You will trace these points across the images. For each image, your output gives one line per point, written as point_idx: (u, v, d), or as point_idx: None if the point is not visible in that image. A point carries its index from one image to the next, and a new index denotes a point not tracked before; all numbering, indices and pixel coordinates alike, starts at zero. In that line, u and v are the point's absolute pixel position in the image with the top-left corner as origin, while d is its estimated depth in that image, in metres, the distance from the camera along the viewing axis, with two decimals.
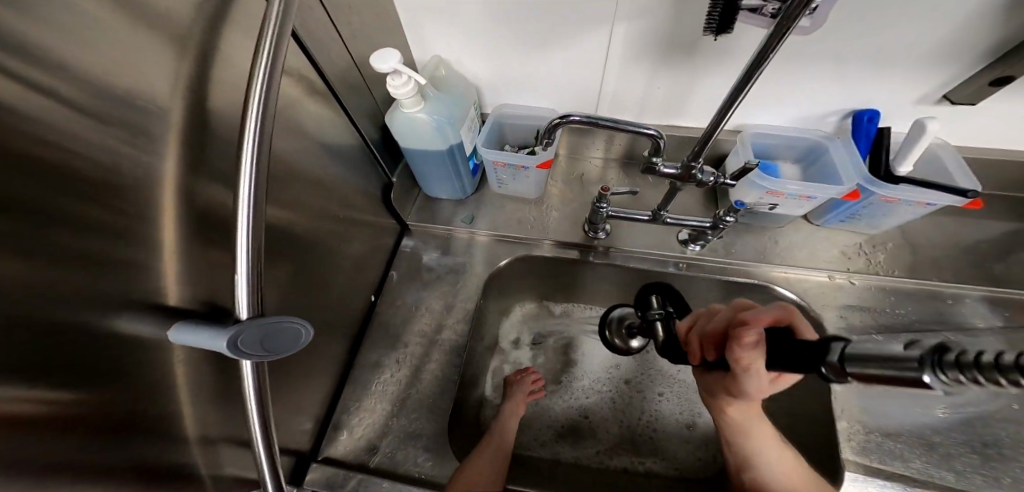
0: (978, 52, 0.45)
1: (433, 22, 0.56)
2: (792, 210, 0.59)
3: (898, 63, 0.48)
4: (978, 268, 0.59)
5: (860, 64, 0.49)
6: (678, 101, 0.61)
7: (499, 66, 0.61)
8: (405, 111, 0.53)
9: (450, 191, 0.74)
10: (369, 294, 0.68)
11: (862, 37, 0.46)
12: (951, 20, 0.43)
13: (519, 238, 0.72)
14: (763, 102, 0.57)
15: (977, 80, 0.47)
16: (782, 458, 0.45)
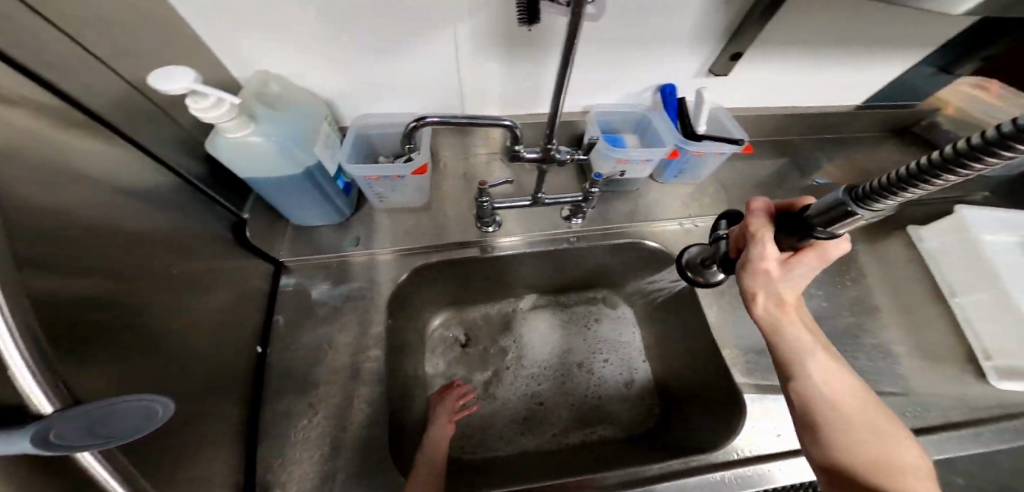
0: (726, 32, 0.59)
1: (249, 36, 0.50)
2: (636, 174, 0.70)
3: (676, 40, 0.59)
4: (772, 197, 0.77)
5: (652, 45, 0.59)
6: (528, 92, 0.66)
7: (344, 77, 0.58)
8: (229, 137, 0.46)
9: (324, 216, 0.67)
10: (254, 347, 0.58)
11: (645, 22, 0.55)
12: (695, 13, 0.55)
13: (412, 248, 0.70)
14: (594, 85, 0.66)
15: (721, 57, 0.62)
16: (827, 370, 0.39)
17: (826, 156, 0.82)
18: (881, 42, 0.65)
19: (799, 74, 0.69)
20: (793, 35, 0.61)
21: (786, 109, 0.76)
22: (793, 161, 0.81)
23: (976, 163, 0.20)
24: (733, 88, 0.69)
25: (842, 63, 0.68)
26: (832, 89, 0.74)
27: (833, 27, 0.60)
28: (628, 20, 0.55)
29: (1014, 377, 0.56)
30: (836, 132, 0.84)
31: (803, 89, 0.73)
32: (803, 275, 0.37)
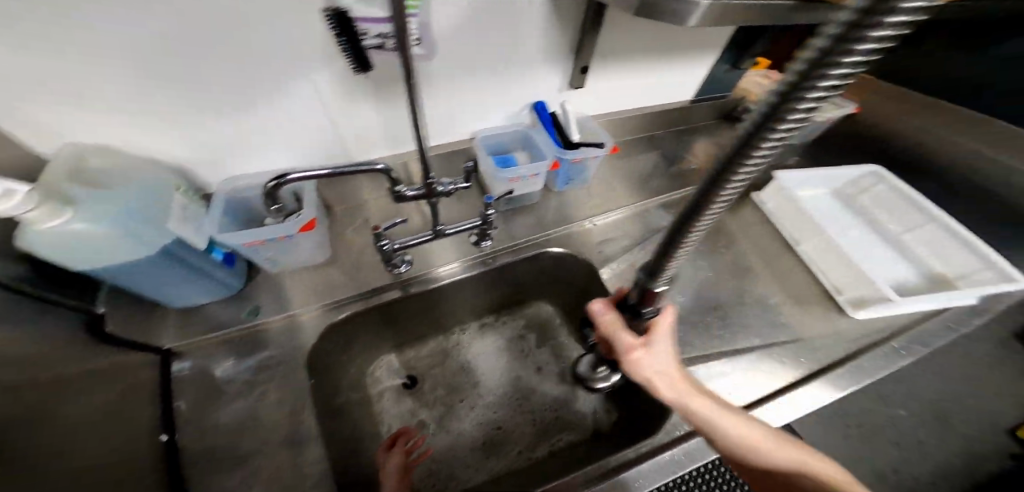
0: (567, 53, 0.66)
1: (56, 103, 0.44)
2: (530, 188, 0.74)
3: (528, 63, 0.65)
4: (651, 186, 0.87)
5: (507, 70, 0.64)
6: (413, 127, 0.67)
7: (200, 137, 0.54)
8: (31, 233, 0.39)
9: (207, 294, 0.60)
10: (158, 431, 0.49)
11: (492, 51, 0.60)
12: (539, 36, 0.62)
13: (331, 303, 0.66)
14: (475, 111, 0.69)
15: (574, 70, 0.69)
16: (737, 423, 0.41)
17: (683, 144, 0.96)
18: (690, 46, 0.78)
19: (641, 78, 0.79)
20: (623, 45, 0.70)
21: (641, 109, 0.87)
22: (661, 153, 0.93)
23: (811, 99, 0.20)
24: (592, 98, 0.77)
25: (670, 65, 0.80)
26: (672, 87, 0.87)
27: (651, 36, 0.71)
28: (484, 47, 0.59)
29: (862, 306, 0.65)
30: (687, 122, 0.98)
31: (649, 91, 0.84)
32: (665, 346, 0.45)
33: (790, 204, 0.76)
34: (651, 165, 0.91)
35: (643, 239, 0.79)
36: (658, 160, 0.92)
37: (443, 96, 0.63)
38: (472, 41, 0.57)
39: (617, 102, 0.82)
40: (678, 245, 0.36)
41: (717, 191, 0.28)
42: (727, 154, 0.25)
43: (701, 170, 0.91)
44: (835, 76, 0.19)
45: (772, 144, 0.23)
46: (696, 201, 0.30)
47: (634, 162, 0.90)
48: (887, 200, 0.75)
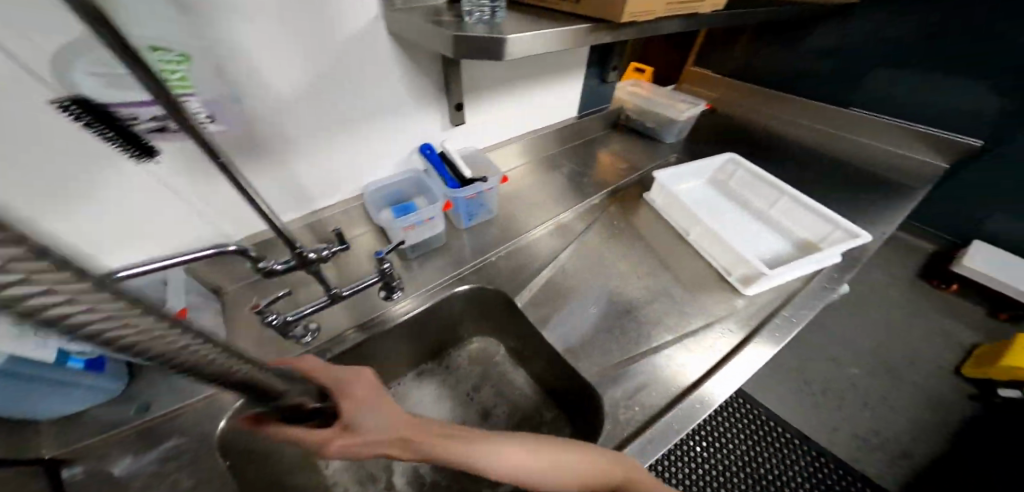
0: (435, 99, 0.69)
1: None
2: (433, 231, 0.75)
3: (396, 114, 0.66)
4: (555, 206, 0.90)
5: (377, 121, 0.65)
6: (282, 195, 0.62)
7: None
8: None
9: (84, 399, 0.50)
10: None
11: (355, 111, 0.60)
12: (398, 83, 0.62)
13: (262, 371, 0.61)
14: (348, 163, 0.67)
15: (449, 109, 0.71)
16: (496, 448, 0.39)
17: (579, 162, 1.02)
18: (551, 73, 0.86)
19: (517, 107, 0.85)
20: (487, 80, 0.74)
21: (527, 135, 0.92)
22: (560, 171, 0.99)
23: (92, 319, 0.16)
24: (474, 133, 0.80)
25: (540, 92, 0.87)
26: (550, 111, 0.94)
27: (512, 69, 0.77)
28: (338, 99, 0.57)
29: (751, 284, 0.70)
30: (575, 139, 1.05)
31: (528, 118, 0.90)
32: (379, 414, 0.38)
33: (672, 201, 0.84)
34: (552, 185, 0.95)
35: (554, 260, 0.81)
36: (558, 179, 0.97)
37: (307, 154, 0.60)
38: (326, 95, 0.55)
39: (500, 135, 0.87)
40: (263, 393, 0.29)
41: (203, 373, 0.23)
42: (144, 359, 0.20)
43: (595, 182, 0.96)
44: (66, 309, 0.14)
45: (154, 343, 0.19)
46: (217, 382, 0.24)
47: (535, 186, 0.94)
48: (745, 191, 0.89)
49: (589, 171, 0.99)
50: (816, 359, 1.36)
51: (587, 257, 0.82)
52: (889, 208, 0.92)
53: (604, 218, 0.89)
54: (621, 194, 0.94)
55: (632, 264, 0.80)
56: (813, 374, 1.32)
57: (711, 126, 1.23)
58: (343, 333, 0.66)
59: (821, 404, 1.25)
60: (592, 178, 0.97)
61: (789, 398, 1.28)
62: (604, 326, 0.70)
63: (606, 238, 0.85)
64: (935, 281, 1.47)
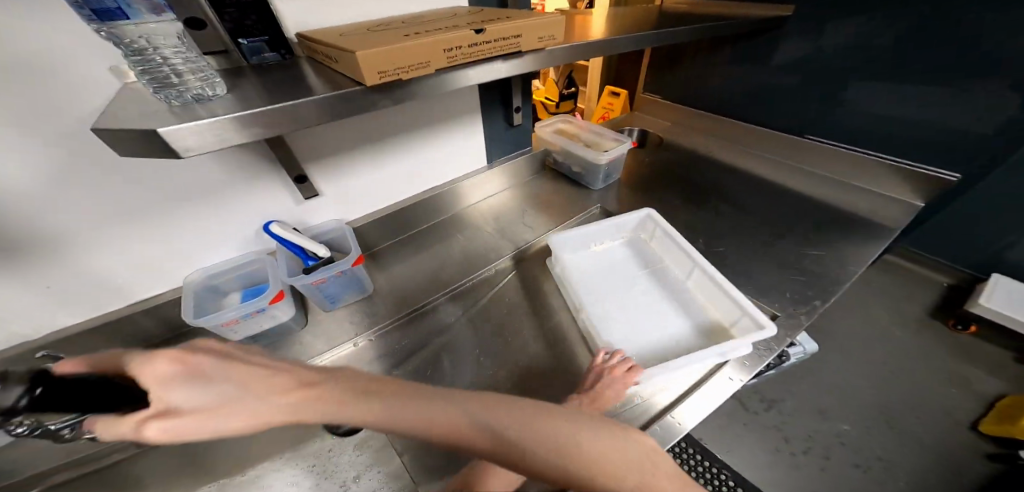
0: (252, 182, 0.60)
1: None
2: (274, 320, 0.63)
3: (191, 206, 0.57)
4: (451, 270, 0.78)
5: (162, 217, 0.55)
6: (72, 297, 0.54)
7: None
8: None
9: None
10: None
11: (115, 209, 0.51)
12: (208, 165, 0.55)
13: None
14: (162, 253, 0.58)
15: (294, 183, 0.64)
16: (443, 420, 0.35)
17: (494, 214, 0.90)
18: (440, 128, 0.77)
19: (399, 166, 0.76)
20: (342, 140, 0.65)
21: (424, 194, 0.83)
22: (465, 228, 0.87)
23: None
24: (343, 196, 0.71)
25: (428, 149, 0.78)
26: (449, 167, 0.84)
27: (377, 127, 0.68)
28: (115, 188, 0.50)
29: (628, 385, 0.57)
30: (493, 189, 0.94)
31: (419, 174, 0.80)
32: (218, 393, 0.34)
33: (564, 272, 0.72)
34: (454, 243, 0.83)
35: (434, 344, 0.66)
36: (464, 236, 0.85)
37: (93, 250, 0.52)
38: (86, 185, 0.48)
39: (376, 198, 0.77)
40: None
41: None
42: None
43: (507, 240, 0.84)
44: None
45: None
46: None
47: (434, 245, 0.83)
48: (658, 255, 0.77)
49: (505, 227, 0.87)
50: (800, 410, 1.10)
51: (467, 338, 0.67)
52: (844, 268, 0.75)
53: (507, 285, 0.77)
54: (527, 258, 0.81)
55: (515, 347, 0.66)
56: (791, 429, 1.07)
57: (656, 165, 1.09)
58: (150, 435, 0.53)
59: (800, 469, 1.00)
60: (505, 236, 0.85)
61: (764, 459, 1.03)
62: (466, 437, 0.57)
63: (503, 312, 0.72)
64: (950, 320, 1.17)
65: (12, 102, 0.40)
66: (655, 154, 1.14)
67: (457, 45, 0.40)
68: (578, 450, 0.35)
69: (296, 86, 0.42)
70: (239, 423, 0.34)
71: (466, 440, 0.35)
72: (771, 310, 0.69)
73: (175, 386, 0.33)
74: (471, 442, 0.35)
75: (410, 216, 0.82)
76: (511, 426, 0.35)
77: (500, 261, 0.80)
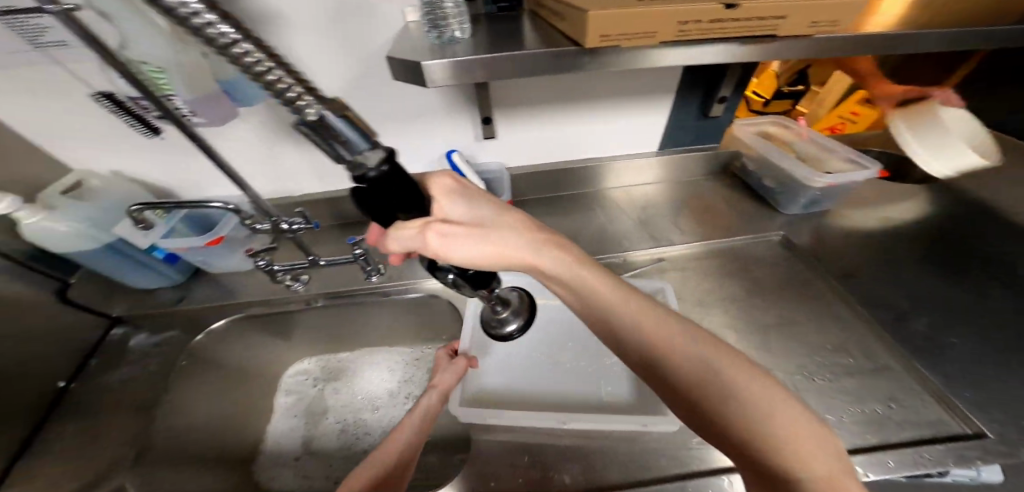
0: (458, 111, 0.67)
1: (79, 145, 0.64)
2: None
3: (411, 128, 0.69)
4: (583, 245, 0.77)
5: (392, 128, 0.68)
6: (332, 169, 0.76)
7: (160, 170, 0.70)
8: (27, 225, 0.55)
9: (151, 280, 0.73)
10: (57, 382, 0.65)
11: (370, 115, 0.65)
12: (431, 97, 0.64)
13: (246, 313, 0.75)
14: None
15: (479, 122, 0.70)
16: (643, 316, 0.34)
17: (644, 202, 0.84)
18: (631, 101, 0.72)
19: (574, 130, 0.75)
20: (531, 94, 0.67)
21: (585, 162, 0.82)
22: (608, 208, 0.83)
23: None
24: (515, 144, 0.76)
25: (608, 120, 0.75)
26: (622, 142, 0.81)
27: (569, 88, 0.68)
28: (372, 103, 0.63)
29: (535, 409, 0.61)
30: (657, 173, 0.86)
31: (591, 142, 0.79)
32: (481, 215, 0.37)
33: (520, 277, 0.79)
34: (592, 219, 0.81)
35: None
36: (604, 215, 0.82)
37: None
38: (358, 100, 0.62)
39: (543, 153, 0.79)
40: None
41: None
42: None
43: (647, 235, 0.78)
44: None
45: None
46: None
47: (572, 215, 0.82)
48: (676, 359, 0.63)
49: (649, 220, 0.80)
50: None
51: None
52: None
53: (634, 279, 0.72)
54: (662, 259, 0.74)
55: None
56: None
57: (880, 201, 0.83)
58: (317, 298, 0.76)
59: None
60: (646, 231, 0.79)
61: None
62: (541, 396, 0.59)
63: None
64: None
65: (338, 17, 0.52)
66: (884, 187, 0.86)
67: (697, 20, 0.35)
68: (773, 426, 0.28)
69: (517, 38, 0.45)
70: (492, 246, 0.35)
71: (660, 346, 0.33)
72: (981, 429, 0.50)
73: (454, 197, 0.37)
74: (664, 351, 0.33)
75: (565, 179, 0.83)
76: (708, 356, 0.32)
77: (633, 252, 0.75)
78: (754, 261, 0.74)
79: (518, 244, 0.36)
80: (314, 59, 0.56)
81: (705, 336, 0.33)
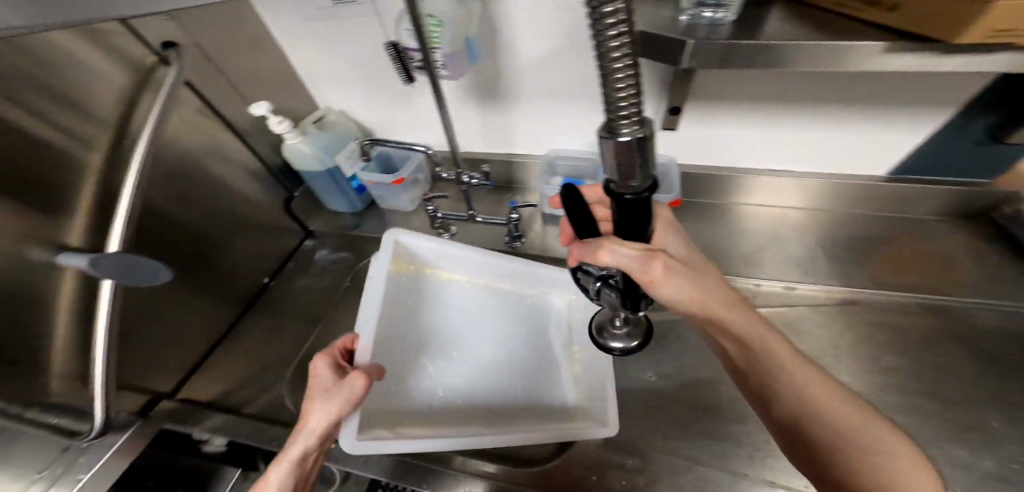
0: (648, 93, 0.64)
1: (325, 85, 0.80)
2: None
3: (592, 104, 0.69)
4: (743, 263, 0.67)
5: (575, 102, 0.70)
6: (505, 134, 0.81)
7: (372, 112, 0.84)
8: (289, 144, 0.74)
9: (343, 204, 0.90)
10: (263, 278, 0.84)
11: (560, 84, 0.68)
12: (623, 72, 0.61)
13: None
14: (559, 130, 0.76)
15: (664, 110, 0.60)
16: (810, 382, 0.33)
17: (839, 230, 0.69)
18: (886, 108, 0.54)
19: (784, 133, 0.61)
20: (735, 89, 0.55)
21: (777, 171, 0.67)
22: (789, 228, 0.70)
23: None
24: (695, 140, 0.65)
25: (837, 129, 0.58)
26: (845, 157, 0.63)
27: (807, 81, 0.53)
28: (568, 73, 0.65)
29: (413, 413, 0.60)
30: (877, 198, 0.67)
31: (799, 150, 0.63)
32: (689, 255, 0.44)
33: (402, 253, 0.69)
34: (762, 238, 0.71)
35: None
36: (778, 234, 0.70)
37: (527, 111, 0.74)
38: (555, 70, 0.65)
39: (734, 157, 0.67)
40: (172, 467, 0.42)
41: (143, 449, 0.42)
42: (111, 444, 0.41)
43: (833, 271, 0.64)
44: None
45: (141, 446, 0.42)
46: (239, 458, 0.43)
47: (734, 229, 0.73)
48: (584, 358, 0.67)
49: (841, 254, 0.66)
50: None
51: None
52: None
53: (805, 315, 0.61)
54: (849, 304, 0.61)
55: None
56: None
57: None
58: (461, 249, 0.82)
59: None
60: (833, 267, 0.65)
61: None
62: None
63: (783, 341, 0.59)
64: None
65: None
66: None
67: None
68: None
69: (761, 23, 0.39)
70: (686, 289, 0.37)
71: (795, 401, 0.33)
72: None
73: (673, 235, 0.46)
74: (796, 405, 0.33)
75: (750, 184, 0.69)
76: (855, 427, 0.30)
77: (808, 286, 0.63)
78: (991, 340, 0.56)
79: (713, 298, 0.38)
80: (530, 26, 0.60)
81: (861, 412, 0.31)
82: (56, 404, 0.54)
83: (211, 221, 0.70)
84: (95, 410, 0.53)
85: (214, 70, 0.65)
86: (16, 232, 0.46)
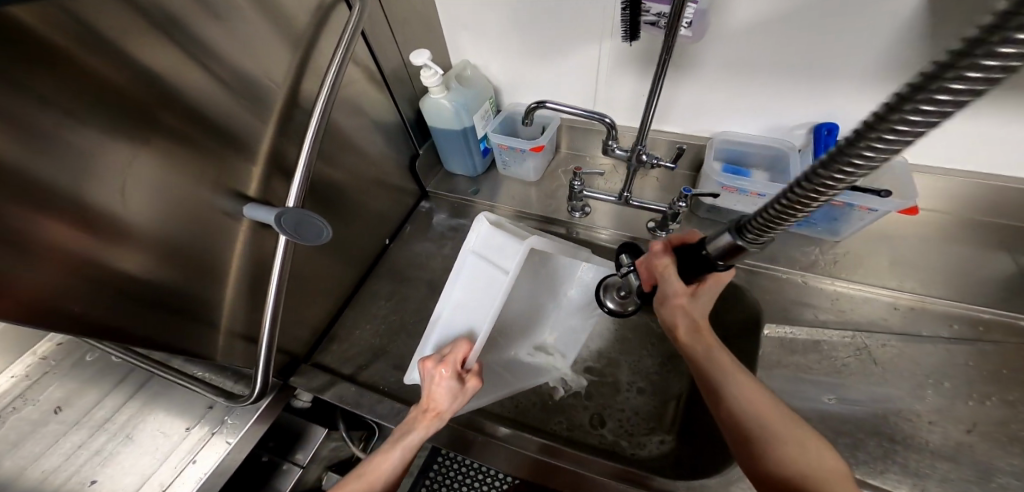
0: (878, 73, 0.54)
1: (467, 35, 0.74)
2: (747, 207, 0.65)
3: (794, 82, 0.59)
4: (945, 284, 0.58)
5: (774, 77, 0.59)
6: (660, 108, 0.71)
7: (511, 71, 0.77)
8: (433, 98, 0.70)
9: (464, 167, 0.85)
10: (384, 239, 0.82)
11: (761, 56, 0.57)
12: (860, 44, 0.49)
13: (519, 212, 0.80)
14: (734, 110, 0.66)
15: None
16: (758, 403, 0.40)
17: None
18: None
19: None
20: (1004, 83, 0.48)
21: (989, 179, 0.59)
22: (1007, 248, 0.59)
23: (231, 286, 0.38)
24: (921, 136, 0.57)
25: None
26: None
27: None
28: (780, 42, 0.55)
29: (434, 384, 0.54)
30: None
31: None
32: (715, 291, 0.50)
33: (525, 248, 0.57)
34: (970, 257, 0.60)
35: (857, 334, 0.55)
36: (988, 256, 0.60)
37: (701, 86, 0.65)
38: (765, 39, 0.55)
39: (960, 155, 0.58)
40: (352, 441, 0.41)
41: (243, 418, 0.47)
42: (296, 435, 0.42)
43: None
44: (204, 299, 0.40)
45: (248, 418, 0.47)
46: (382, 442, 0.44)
47: (929, 244, 0.62)
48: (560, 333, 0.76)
49: None
50: None
51: (929, 366, 0.52)
52: None
53: None
54: None
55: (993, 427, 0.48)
56: None
57: None
58: (595, 229, 0.75)
59: None
60: None
61: None
62: (849, 433, 0.50)
63: (1005, 383, 0.50)
64: None
65: None
66: None
67: None
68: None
69: None
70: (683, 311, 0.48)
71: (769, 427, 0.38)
72: None
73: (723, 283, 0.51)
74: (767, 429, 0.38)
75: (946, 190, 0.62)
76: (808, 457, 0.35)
77: None
78: None
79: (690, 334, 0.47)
80: None
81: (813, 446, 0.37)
82: (227, 349, 0.55)
83: (350, 178, 0.68)
84: (257, 371, 0.52)
85: (382, 16, 0.62)
86: (207, 179, 0.45)
